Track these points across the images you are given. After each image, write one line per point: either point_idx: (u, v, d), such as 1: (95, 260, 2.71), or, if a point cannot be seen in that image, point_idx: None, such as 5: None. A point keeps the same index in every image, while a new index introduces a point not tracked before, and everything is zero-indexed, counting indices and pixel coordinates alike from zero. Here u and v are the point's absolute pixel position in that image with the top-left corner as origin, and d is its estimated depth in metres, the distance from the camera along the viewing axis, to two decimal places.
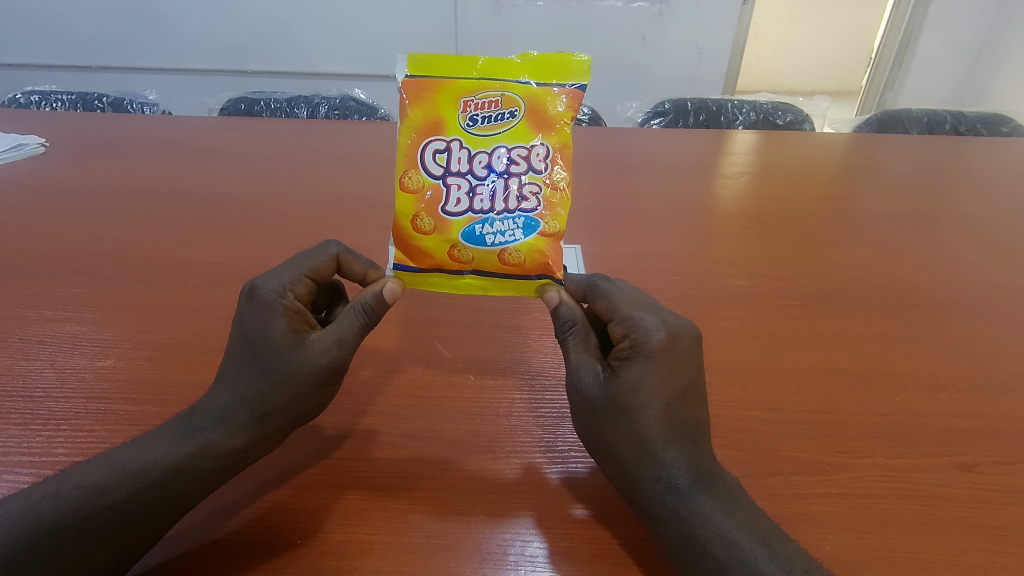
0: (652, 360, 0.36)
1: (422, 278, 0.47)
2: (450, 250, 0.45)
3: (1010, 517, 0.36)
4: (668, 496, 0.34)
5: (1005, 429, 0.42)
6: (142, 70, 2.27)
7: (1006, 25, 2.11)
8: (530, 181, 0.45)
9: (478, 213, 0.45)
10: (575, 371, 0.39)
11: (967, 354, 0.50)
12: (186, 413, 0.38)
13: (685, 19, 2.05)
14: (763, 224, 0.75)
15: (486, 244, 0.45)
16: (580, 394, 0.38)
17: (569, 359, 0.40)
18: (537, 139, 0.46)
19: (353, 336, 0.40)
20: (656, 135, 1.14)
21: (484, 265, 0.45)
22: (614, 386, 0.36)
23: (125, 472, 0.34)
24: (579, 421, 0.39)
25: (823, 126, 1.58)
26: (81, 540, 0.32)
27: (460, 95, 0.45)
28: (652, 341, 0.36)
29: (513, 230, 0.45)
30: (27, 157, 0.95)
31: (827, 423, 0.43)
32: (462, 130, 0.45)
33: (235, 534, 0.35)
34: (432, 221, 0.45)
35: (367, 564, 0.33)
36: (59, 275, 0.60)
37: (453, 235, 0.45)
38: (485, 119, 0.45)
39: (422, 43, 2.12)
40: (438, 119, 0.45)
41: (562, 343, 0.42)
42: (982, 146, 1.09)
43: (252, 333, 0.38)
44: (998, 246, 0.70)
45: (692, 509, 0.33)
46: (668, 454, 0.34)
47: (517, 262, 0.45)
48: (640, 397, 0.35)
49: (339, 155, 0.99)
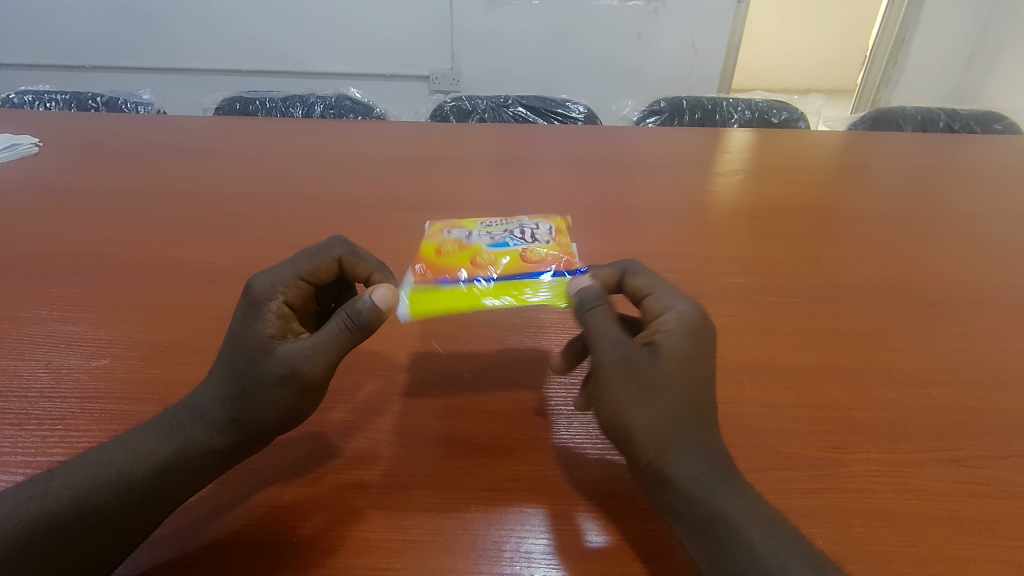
0: (692, 338, 0.37)
1: (432, 297, 0.43)
2: (474, 261, 0.47)
3: (1001, 510, 0.36)
4: (703, 477, 0.33)
5: (996, 424, 0.43)
6: (136, 70, 2.25)
7: (1000, 24, 2.12)
8: (540, 237, 0.52)
9: (498, 245, 0.50)
10: (613, 340, 0.37)
11: (959, 349, 0.51)
12: (173, 411, 0.38)
13: (679, 18, 2.06)
14: (757, 221, 0.76)
15: (508, 259, 0.48)
16: (624, 363, 0.36)
17: (601, 331, 0.38)
18: (541, 225, 0.54)
19: (341, 349, 0.38)
20: (651, 133, 1.14)
21: (507, 274, 0.46)
22: (664, 358, 0.36)
23: (110, 472, 0.34)
24: (607, 393, 0.36)
25: (817, 124, 1.58)
26: (59, 537, 0.32)
27: (475, 220, 0.57)
28: (693, 320, 0.38)
29: (531, 251, 0.49)
30: (22, 157, 0.94)
31: (820, 419, 0.43)
32: (478, 226, 0.55)
33: (231, 533, 0.35)
34: (456, 251, 0.49)
35: (363, 563, 0.33)
36: (54, 276, 0.60)
37: (478, 253, 0.49)
38: (496, 221, 0.55)
39: (418, 43, 2.12)
40: (459, 225, 0.55)
41: (581, 319, 0.39)
42: (974, 143, 1.10)
43: (243, 331, 0.38)
44: (992, 243, 0.70)
45: (725, 493, 0.32)
46: (703, 436, 0.35)
47: (538, 268, 0.47)
48: (685, 373, 0.36)
49: (334, 154, 0.99)
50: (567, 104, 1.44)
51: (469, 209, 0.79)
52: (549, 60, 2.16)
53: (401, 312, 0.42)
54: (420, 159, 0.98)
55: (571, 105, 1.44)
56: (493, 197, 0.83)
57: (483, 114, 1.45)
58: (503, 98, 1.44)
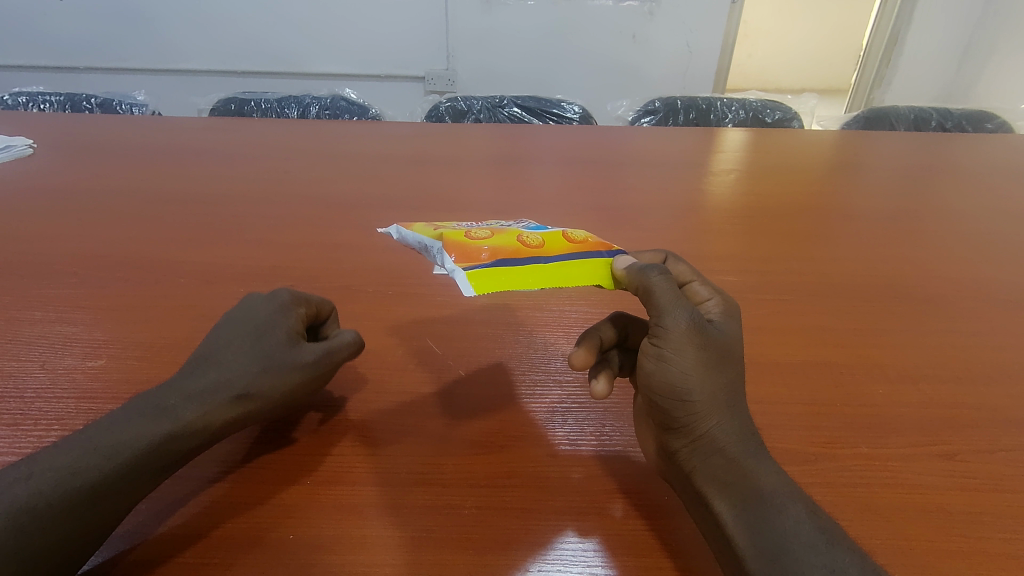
0: (736, 324, 0.39)
1: (504, 273, 0.36)
2: (518, 239, 0.41)
3: (988, 504, 0.37)
4: (747, 454, 0.34)
5: (985, 419, 0.43)
6: (131, 71, 2.25)
7: (993, 24, 2.14)
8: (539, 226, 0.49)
9: (524, 227, 0.45)
10: (686, 306, 0.36)
11: (949, 346, 0.51)
12: (155, 392, 0.36)
13: (673, 19, 2.07)
14: (750, 220, 0.76)
15: (549, 234, 0.43)
16: (703, 332, 0.35)
17: (669, 293, 0.36)
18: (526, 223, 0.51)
19: (342, 356, 0.42)
20: (646, 133, 1.15)
21: (557, 246, 0.41)
22: (723, 338, 0.37)
23: (98, 453, 0.32)
24: (680, 356, 0.35)
25: (811, 124, 1.59)
26: (48, 519, 0.29)
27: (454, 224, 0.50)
28: (732, 308, 0.40)
29: (557, 230, 0.45)
30: (16, 159, 0.94)
31: (812, 415, 0.43)
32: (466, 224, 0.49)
33: (230, 529, 0.34)
34: (486, 230, 0.43)
35: (359, 559, 0.33)
36: (49, 277, 0.60)
37: (514, 232, 0.43)
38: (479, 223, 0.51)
39: (413, 44, 2.12)
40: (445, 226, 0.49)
41: (646, 277, 0.37)
42: (964, 142, 1.11)
43: (262, 324, 0.40)
44: (982, 241, 0.71)
45: (769, 467, 0.34)
46: (744, 415, 0.36)
47: (582, 241, 0.43)
48: (736, 359, 0.37)
49: (329, 155, 0.99)
50: (562, 105, 1.44)
51: (465, 209, 0.79)
52: (545, 60, 2.16)
53: (466, 288, 0.34)
54: (416, 160, 0.98)
55: (566, 105, 1.44)
56: (488, 197, 0.83)
57: (478, 114, 1.45)
58: (499, 99, 1.45)
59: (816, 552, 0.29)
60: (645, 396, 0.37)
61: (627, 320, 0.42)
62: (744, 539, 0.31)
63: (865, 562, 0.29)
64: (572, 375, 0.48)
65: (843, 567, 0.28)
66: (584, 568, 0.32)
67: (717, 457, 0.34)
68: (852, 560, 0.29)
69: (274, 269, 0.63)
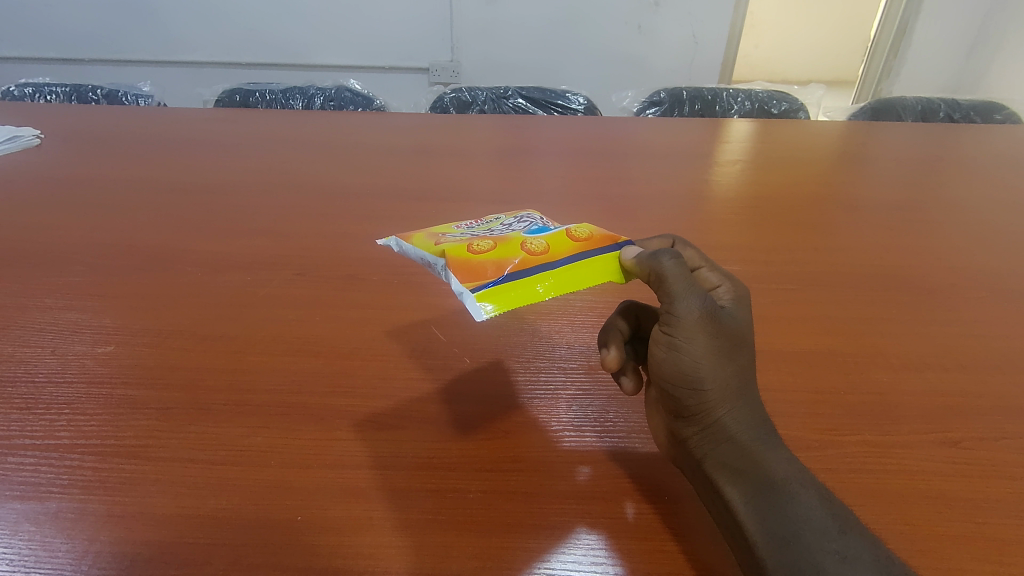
0: (747, 311, 0.39)
1: (513, 291, 0.36)
2: (523, 246, 0.41)
3: (990, 490, 0.37)
4: (757, 441, 0.34)
5: (989, 406, 0.43)
6: (135, 63, 2.25)
7: (1001, 14, 2.13)
8: (538, 219, 0.49)
9: (524, 228, 0.45)
10: (697, 292, 0.36)
11: (954, 334, 0.51)
12: None
13: (679, 9, 2.06)
14: (756, 210, 0.76)
15: (552, 237, 0.43)
16: (716, 320, 0.35)
17: (681, 278, 0.36)
18: (526, 214, 0.50)
19: None
20: (651, 124, 1.15)
21: (563, 251, 0.41)
22: (736, 325, 0.37)
23: None
24: (691, 344, 0.35)
25: (817, 115, 1.58)
26: None
27: (455, 224, 0.48)
28: (744, 295, 0.40)
29: (559, 228, 0.45)
30: (24, 149, 0.95)
31: (816, 402, 0.44)
32: (465, 224, 0.48)
33: (239, 512, 0.34)
34: (488, 237, 0.42)
35: (366, 541, 0.33)
36: (57, 266, 0.60)
37: (517, 237, 0.42)
38: (480, 221, 0.49)
39: (417, 35, 2.12)
40: (447, 228, 0.46)
41: (657, 263, 0.36)
42: (972, 132, 1.10)
43: None
44: (989, 231, 0.70)
45: (779, 453, 0.34)
46: (755, 402, 0.36)
47: (587, 239, 0.43)
48: (747, 346, 0.37)
49: (334, 146, 0.99)
50: (568, 96, 1.44)
51: (469, 199, 0.79)
52: (550, 51, 2.16)
53: (478, 311, 0.33)
54: (420, 151, 0.98)
55: (571, 96, 1.44)
56: (493, 188, 0.83)
57: (483, 106, 1.45)
58: (503, 90, 1.44)
59: (828, 538, 0.29)
60: (657, 385, 0.37)
61: (638, 308, 0.42)
62: (754, 523, 0.31)
63: (877, 549, 0.29)
64: (577, 362, 0.48)
65: (855, 555, 0.29)
66: (588, 551, 0.33)
67: (728, 444, 0.34)
68: (863, 548, 0.29)
69: (280, 258, 0.63)
